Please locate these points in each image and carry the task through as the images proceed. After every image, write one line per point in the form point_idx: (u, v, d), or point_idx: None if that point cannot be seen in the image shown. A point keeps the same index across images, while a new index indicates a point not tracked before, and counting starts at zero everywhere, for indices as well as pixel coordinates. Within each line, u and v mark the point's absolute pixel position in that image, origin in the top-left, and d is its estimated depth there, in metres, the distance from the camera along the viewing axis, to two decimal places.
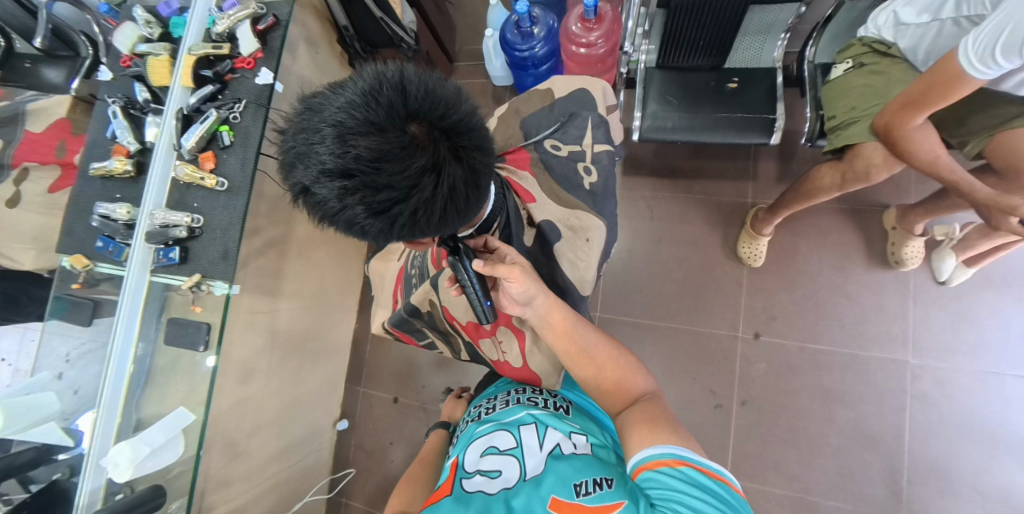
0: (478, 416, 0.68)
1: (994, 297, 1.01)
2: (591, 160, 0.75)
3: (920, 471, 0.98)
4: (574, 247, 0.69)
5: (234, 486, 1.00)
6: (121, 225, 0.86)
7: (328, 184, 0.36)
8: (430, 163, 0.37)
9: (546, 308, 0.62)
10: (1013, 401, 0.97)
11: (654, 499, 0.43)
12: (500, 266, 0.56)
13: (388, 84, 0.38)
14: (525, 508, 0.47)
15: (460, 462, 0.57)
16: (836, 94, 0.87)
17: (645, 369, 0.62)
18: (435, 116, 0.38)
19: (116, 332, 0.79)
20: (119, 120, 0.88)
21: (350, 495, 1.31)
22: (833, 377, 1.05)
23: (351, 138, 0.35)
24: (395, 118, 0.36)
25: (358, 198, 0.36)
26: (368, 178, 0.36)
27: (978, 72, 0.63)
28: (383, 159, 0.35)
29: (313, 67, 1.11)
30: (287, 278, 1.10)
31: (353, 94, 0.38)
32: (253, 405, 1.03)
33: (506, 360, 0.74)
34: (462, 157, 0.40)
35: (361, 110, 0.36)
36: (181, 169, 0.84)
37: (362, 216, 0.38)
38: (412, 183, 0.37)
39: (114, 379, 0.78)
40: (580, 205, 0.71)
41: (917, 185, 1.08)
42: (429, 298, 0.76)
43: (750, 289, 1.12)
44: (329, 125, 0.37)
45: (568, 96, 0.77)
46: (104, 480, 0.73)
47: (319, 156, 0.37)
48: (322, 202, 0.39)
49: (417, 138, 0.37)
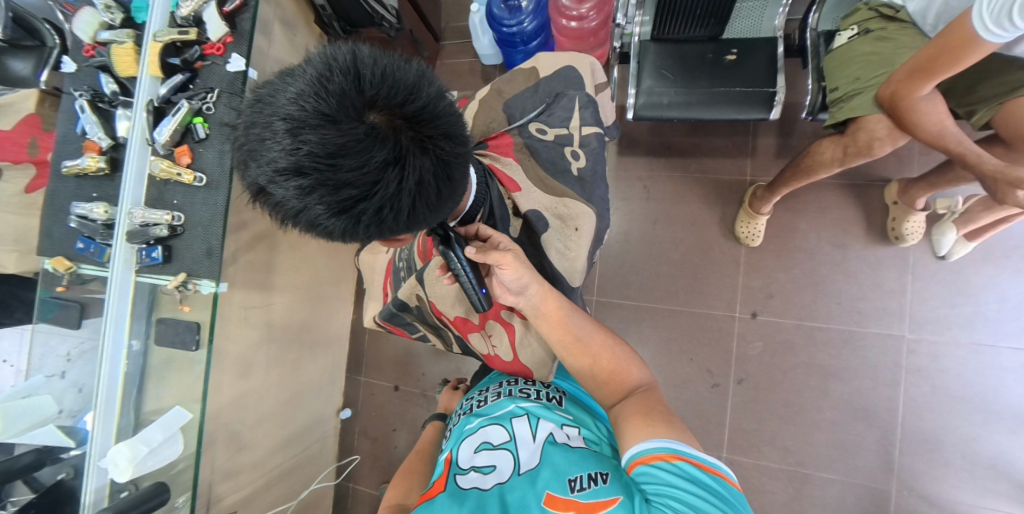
0: (469, 409, 0.67)
1: (994, 270, 0.99)
2: (580, 144, 0.69)
3: (913, 442, 0.99)
4: (563, 237, 0.66)
5: (242, 476, 1.01)
6: (100, 225, 0.84)
7: (283, 183, 0.33)
8: (393, 156, 0.33)
9: (540, 297, 0.60)
10: (1006, 371, 0.97)
11: (649, 495, 0.43)
12: (492, 253, 0.54)
13: (340, 68, 0.34)
14: (520, 502, 0.47)
15: (454, 458, 0.56)
16: (841, 61, 0.82)
17: (640, 359, 0.60)
18: (396, 103, 0.34)
19: (105, 332, 0.78)
20: (87, 114, 0.84)
21: (356, 479, 1.34)
22: (829, 354, 1.05)
23: (301, 131, 0.32)
24: (347, 108, 0.32)
25: (318, 197, 0.33)
26: (323, 176, 0.32)
27: (992, 35, 0.59)
28: (339, 154, 0.32)
29: (291, 49, 1.05)
30: (278, 272, 1.08)
31: (302, 82, 0.34)
32: (254, 398, 1.04)
33: (496, 353, 0.72)
34: (430, 148, 0.36)
35: (311, 99, 0.32)
36: (156, 164, 0.80)
37: (324, 216, 0.34)
38: (373, 179, 0.33)
39: (109, 380, 0.77)
40: (569, 193, 0.67)
41: (920, 156, 1.04)
42: (416, 293, 0.74)
43: (747, 268, 1.11)
44: (278, 119, 0.33)
45: (555, 74, 0.72)
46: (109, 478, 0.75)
47: (270, 153, 0.33)
48: (281, 203, 0.35)
49: (376, 130, 0.33)
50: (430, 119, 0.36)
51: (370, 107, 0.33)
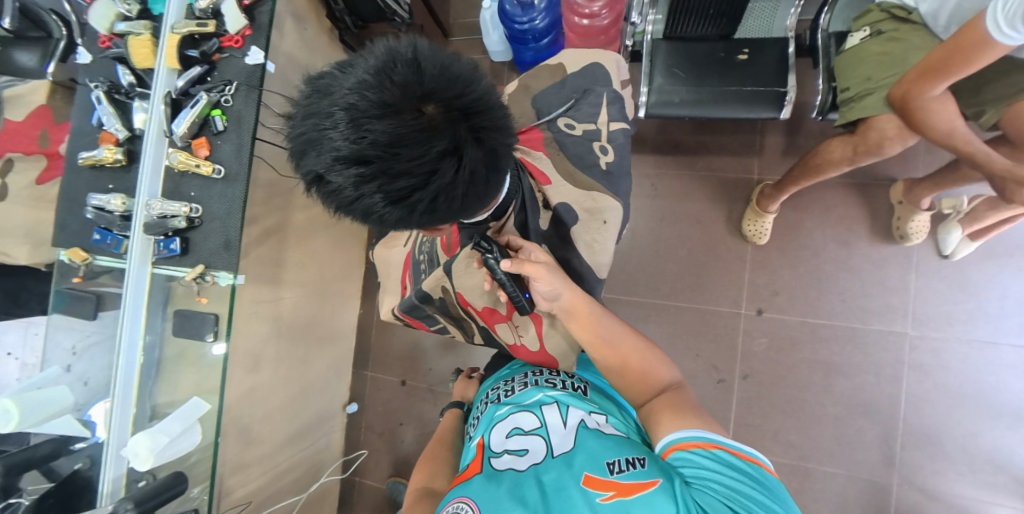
0: (495, 398, 0.68)
1: (998, 268, 1.00)
2: (608, 139, 0.69)
3: (913, 436, 1.01)
4: (590, 230, 0.64)
5: (251, 469, 1.02)
6: (117, 217, 0.84)
7: (342, 171, 0.33)
8: (451, 146, 0.33)
9: (570, 301, 0.62)
10: (1007, 368, 0.98)
11: (688, 477, 0.44)
12: (527, 266, 0.55)
13: (401, 61, 0.34)
14: (557, 483, 0.48)
15: (486, 443, 0.58)
16: (852, 61, 0.84)
17: (670, 361, 0.61)
18: (454, 95, 0.34)
19: (122, 323, 0.79)
20: (104, 105, 0.84)
21: (362, 474, 1.32)
22: (833, 350, 1.07)
23: (365, 121, 0.32)
24: (409, 99, 0.32)
25: (377, 185, 0.33)
26: (385, 165, 0.32)
27: (1004, 36, 0.61)
28: (400, 145, 0.32)
29: (302, 45, 1.05)
30: (287, 267, 1.08)
31: (363, 74, 0.34)
32: (264, 393, 1.04)
33: (522, 344, 0.72)
34: (484, 140, 0.36)
35: (373, 90, 0.32)
36: (174, 156, 0.81)
37: (380, 204, 0.34)
38: (431, 169, 0.33)
39: (126, 368, 0.79)
40: (596, 186, 0.66)
41: (926, 155, 1.05)
42: (441, 285, 0.71)
43: (753, 265, 1.12)
44: (341, 108, 0.33)
45: (580, 72, 0.72)
46: (125, 468, 0.77)
47: (331, 142, 0.33)
48: (336, 191, 0.35)
49: (436, 121, 0.33)
50: (485, 111, 0.36)
51: (431, 98, 0.33)
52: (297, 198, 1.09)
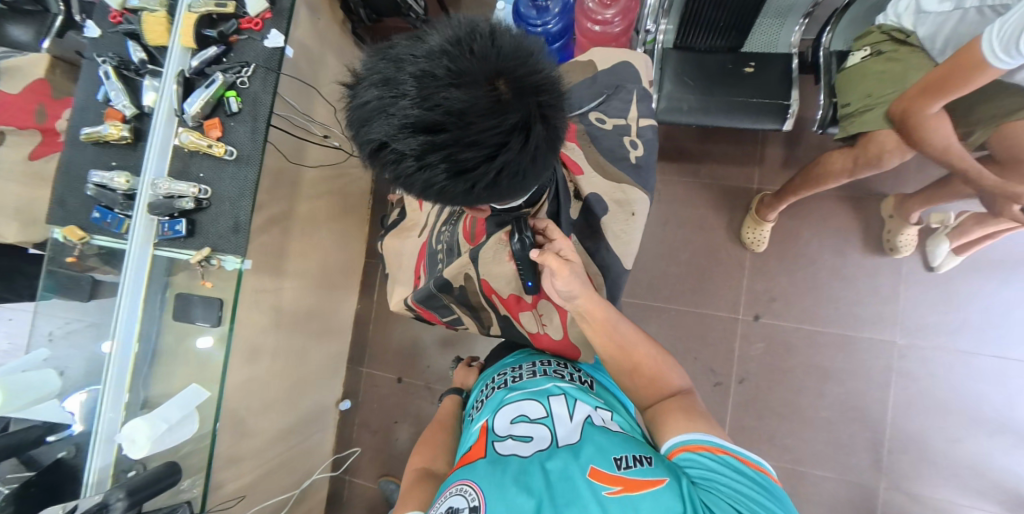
0: (502, 384, 0.68)
1: (981, 281, 1.05)
2: (637, 134, 0.70)
3: (900, 442, 1.05)
4: (619, 221, 0.66)
5: (243, 463, 0.99)
6: (120, 195, 0.81)
7: (417, 138, 0.35)
8: (522, 120, 0.36)
9: (587, 307, 0.62)
10: (987, 377, 1.03)
11: (694, 477, 0.46)
12: (551, 260, 0.56)
13: (476, 37, 0.36)
14: (562, 471, 0.48)
15: (490, 426, 0.59)
16: (855, 77, 0.87)
17: (680, 367, 0.62)
18: (525, 73, 0.36)
19: (119, 311, 0.76)
20: (112, 81, 0.82)
21: (354, 473, 1.29)
22: (826, 356, 1.10)
23: (444, 90, 0.34)
24: (486, 74, 0.35)
25: (449, 153, 0.35)
26: (461, 133, 0.34)
27: (999, 60, 0.65)
28: (477, 115, 0.34)
29: (313, 35, 1.01)
30: (290, 257, 1.06)
31: (439, 45, 0.36)
32: (260, 384, 1.01)
33: (545, 332, 0.72)
34: (548, 117, 0.39)
35: (452, 62, 0.34)
36: (184, 135, 0.79)
37: (448, 173, 0.36)
38: (502, 140, 0.35)
39: (120, 358, 0.75)
40: (626, 178, 0.67)
41: (917, 172, 1.10)
42: (464, 272, 0.69)
43: (752, 271, 1.15)
44: (418, 77, 0.35)
45: (611, 69, 0.72)
46: (114, 457, 0.73)
47: (407, 109, 0.35)
48: (404, 159, 0.37)
49: (509, 96, 0.35)
50: (550, 89, 0.38)
51: (505, 73, 0.35)
52: (304, 186, 1.07)
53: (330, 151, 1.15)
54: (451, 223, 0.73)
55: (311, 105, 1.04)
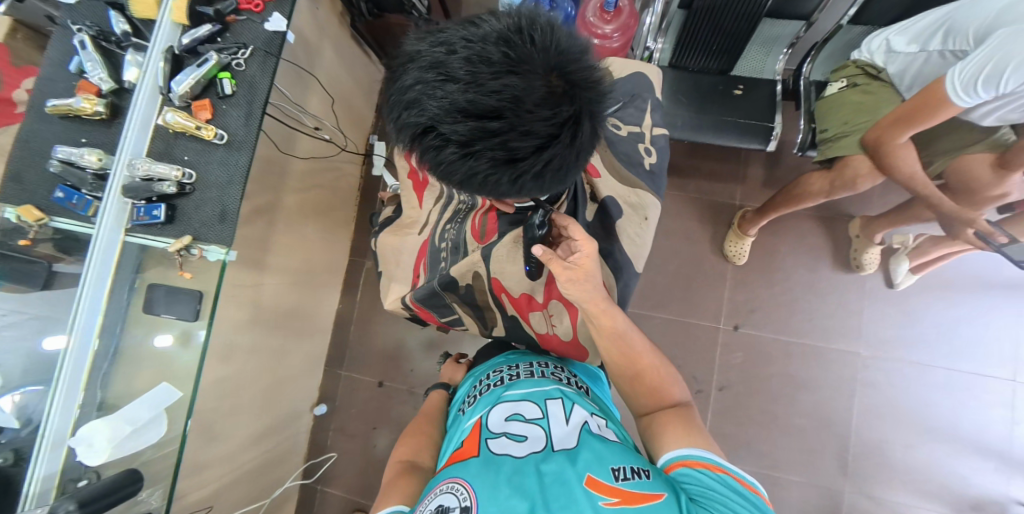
0: (497, 381, 0.67)
1: (934, 300, 1.15)
2: (650, 141, 0.72)
3: (864, 448, 1.12)
4: (632, 224, 0.68)
5: (208, 471, 0.91)
6: (90, 175, 0.74)
7: (472, 123, 0.37)
8: (574, 114, 0.38)
9: (596, 315, 0.60)
10: (939, 388, 1.12)
11: (693, 494, 0.46)
12: (554, 263, 0.57)
13: (534, 31, 0.38)
14: (557, 475, 0.47)
15: (484, 422, 0.58)
16: (833, 106, 0.95)
17: (682, 380, 0.62)
18: (579, 69, 0.39)
19: (80, 300, 0.68)
20: (89, 52, 0.75)
21: (327, 482, 1.22)
22: (799, 365, 1.16)
23: (506, 79, 0.36)
24: (544, 66, 0.37)
25: (503, 140, 0.37)
26: (517, 121, 0.36)
27: (959, 99, 0.73)
28: (534, 106, 0.36)
29: (313, 23, 0.97)
30: (273, 250, 1.00)
31: (498, 35, 0.38)
32: (234, 384, 0.94)
33: (554, 333, 0.71)
34: (594, 115, 0.41)
35: (513, 53, 0.37)
36: (169, 115, 0.74)
37: (497, 159, 0.38)
38: (554, 132, 0.38)
39: (77, 357, 0.67)
40: (640, 184, 0.69)
41: (881, 197, 1.20)
42: (473, 270, 0.68)
43: (734, 283, 1.21)
44: (479, 64, 0.37)
45: (626, 77, 0.72)
46: (61, 465, 0.65)
47: (464, 94, 0.36)
48: (453, 141, 0.38)
49: (563, 89, 0.38)
50: (600, 86, 0.41)
51: (561, 67, 0.38)
52: (292, 177, 1.03)
53: (320, 144, 1.11)
54: (458, 221, 0.72)
55: (305, 95, 1.01)
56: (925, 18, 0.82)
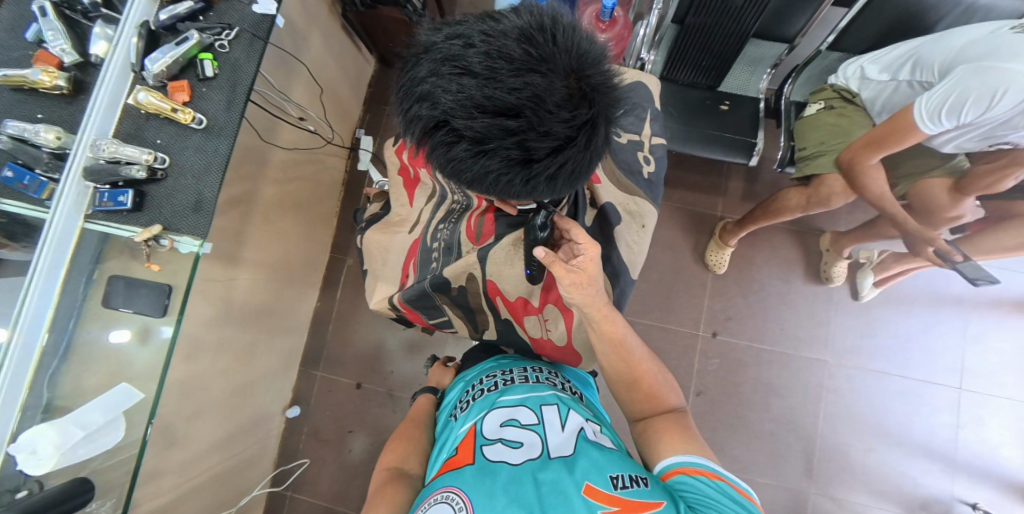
0: (490, 386, 0.65)
1: (894, 312, 1.23)
2: (649, 150, 0.74)
3: (828, 452, 1.17)
4: (631, 231, 0.69)
5: (166, 479, 0.84)
6: (46, 154, 0.67)
7: (488, 120, 0.36)
8: (591, 118, 0.37)
9: (597, 318, 0.60)
10: (897, 395, 1.20)
11: (692, 503, 0.46)
12: (556, 265, 0.56)
13: (556, 31, 0.38)
14: (555, 484, 0.46)
15: (479, 428, 0.56)
16: (809, 126, 1.00)
17: (678, 387, 0.62)
18: (597, 73, 0.39)
19: (29, 292, 0.61)
20: (51, 21, 0.69)
21: (296, 488, 1.16)
22: (771, 372, 1.21)
23: (526, 77, 0.35)
24: (565, 67, 0.36)
25: (520, 139, 0.36)
26: (536, 121, 0.35)
27: (926, 126, 0.78)
28: (554, 106, 0.36)
29: (302, 9, 0.93)
30: (249, 243, 0.95)
31: (519, 31, 0.37)
32: (199, 385, 0.87)
33: (549, 338, 0.70)
34: (608, 120, 0.41)
35: (534, 51, 0.36)
36: (141, 95, 0.68)
37: (513, 159, 0.37)
38: (570, 135, 0.37)
39: (20, 354, 0.59)
40: (638, 191, 0.70)
41: (849, 214, 1.27)
42: (467, 272, 0.66)
43: (713, 291, 1.25)
44: (499, 59, 0.36)
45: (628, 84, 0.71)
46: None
47: (482, 90, 0.35)
48: (468, 138, 0.37)
49: (582, 91, 0.37)
50: (616, 92, 0.41)
51: (580, 69, 0.37)
52: (272, 168, 0.98)
53: (303, 135, 1.07)
54: (452, 222, 0.70)
55: (290, 83, 0.96)
56: (896, 49, 0.88)
